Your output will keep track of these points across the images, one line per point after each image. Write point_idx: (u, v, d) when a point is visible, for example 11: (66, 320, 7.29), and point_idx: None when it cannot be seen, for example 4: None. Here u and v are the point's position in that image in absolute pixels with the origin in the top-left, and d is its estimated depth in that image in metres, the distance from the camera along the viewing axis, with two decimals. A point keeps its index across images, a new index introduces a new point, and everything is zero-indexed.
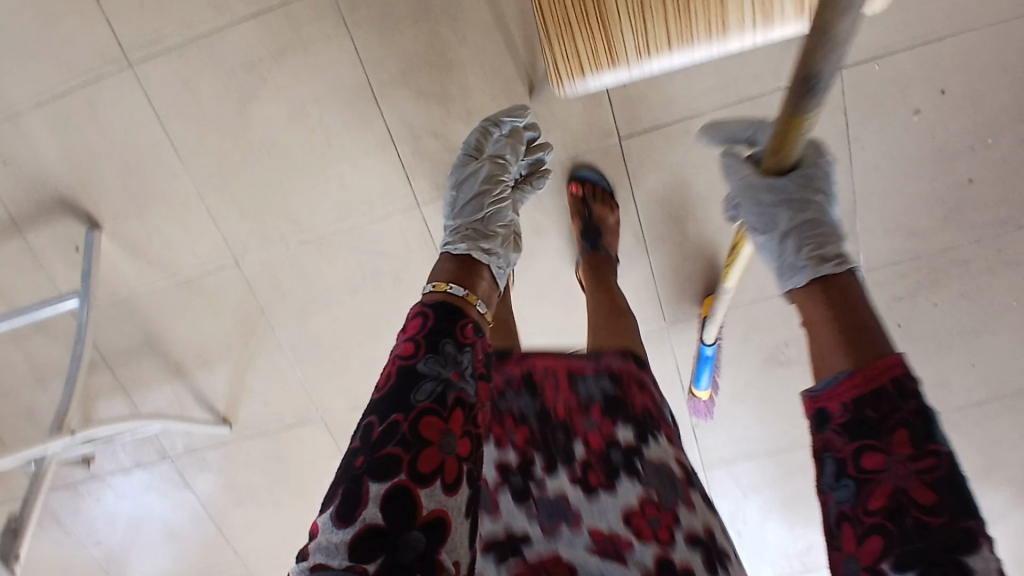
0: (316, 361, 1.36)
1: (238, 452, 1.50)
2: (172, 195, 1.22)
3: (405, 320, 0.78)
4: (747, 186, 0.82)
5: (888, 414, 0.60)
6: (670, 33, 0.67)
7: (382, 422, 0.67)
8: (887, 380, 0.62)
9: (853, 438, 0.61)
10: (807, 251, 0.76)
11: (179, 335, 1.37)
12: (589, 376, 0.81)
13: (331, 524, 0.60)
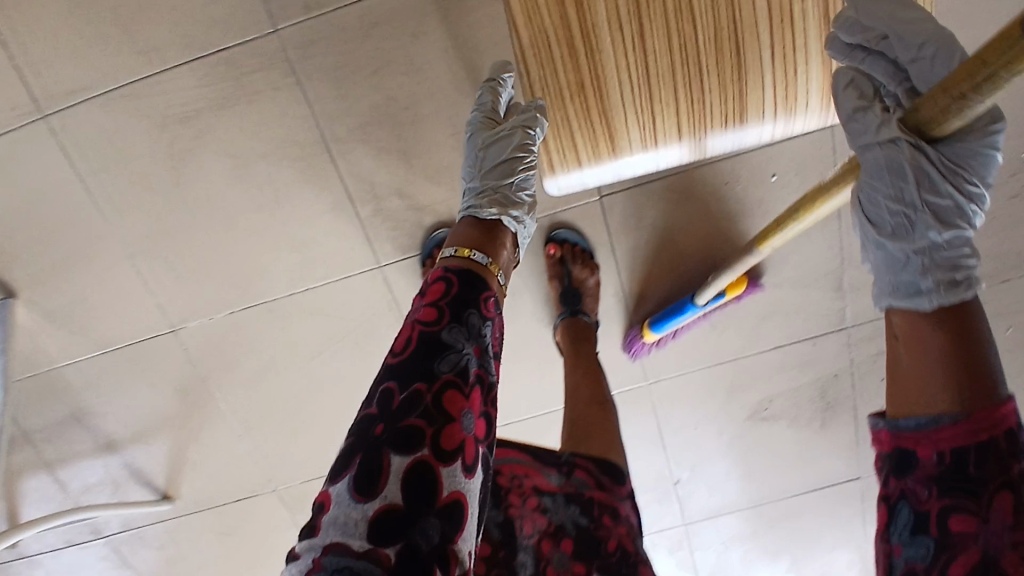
0: (268, 434, 1.22)
1: (182, 528, 1.29)
2: (99, 259, 1.08)
3: (425, 282, 0.71)
4: (886, 163, 0.60)
5: (992, 474, 0.49)
6: (674, 129, 0.73)
7: (403, 390, 0.61)
8: (997, 433, 0.49)
9: (941, 493, 0.50)
10: (936, 275, 0.57)
11: (104, 412, 1.19)
12: (559, 499, 0.74)
13: (347, 499, 0.55)
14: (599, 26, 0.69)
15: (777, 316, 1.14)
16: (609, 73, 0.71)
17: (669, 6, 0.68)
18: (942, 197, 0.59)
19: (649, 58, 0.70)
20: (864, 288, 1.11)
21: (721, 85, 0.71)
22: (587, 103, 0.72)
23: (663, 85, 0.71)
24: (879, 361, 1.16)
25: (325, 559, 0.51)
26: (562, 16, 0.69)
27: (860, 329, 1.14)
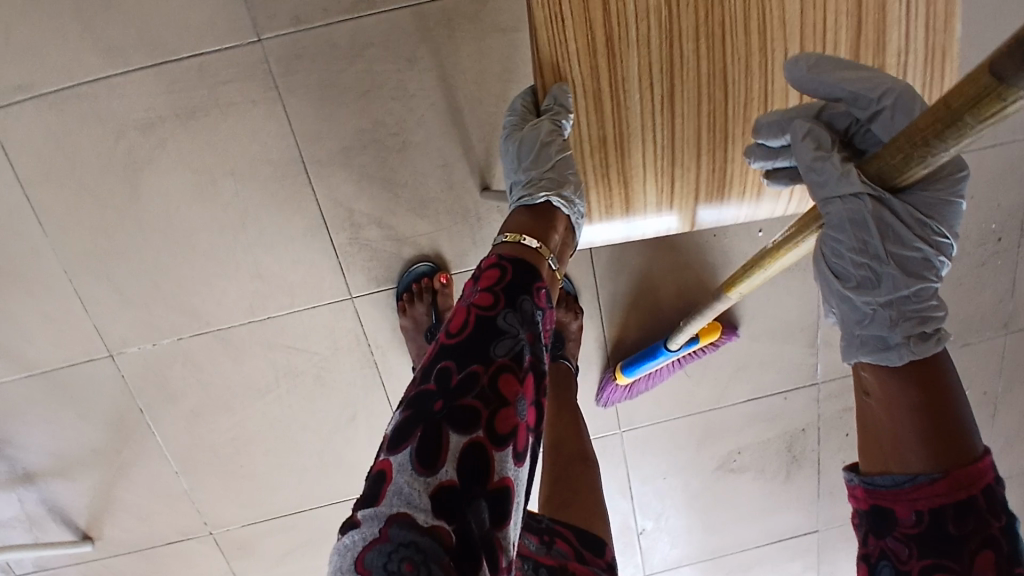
0: (208, 473, 1.11)
1: (104, 572, 1.16)
2: (30, 273, 0.96)
3: (478, 268, 0.67)
4: (848, 217, 0.57)
5: (973, 535, 0.49)
6: (691, 193, 0.76)
7: (461, 369, 0.58)
8: (978, 491, 0.49)
9: (924, 554, 0.51)
10: (902, 328, 0.57)
11: (24, 441, 1.06)
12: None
13: (409, 468, 0.51)
14: (630, 82, 0.70)
15: (751, 369, 1.14)
16: (634, 130, 0.72)
17: (703, 72, 0.70)
18: (910, 249, 0.58)
19: (676, 121, 0.72)
20: (837, 344, 1.13)
21: (744, 157, 0.74)
22: (608, 158, 0.74)
23: (686, 149, 0.73)
24: (844, 418, 1.17)
25: (391, 529, 0.47)
26: (592, 68, 0.69)
27: (829, 384, 1.15)
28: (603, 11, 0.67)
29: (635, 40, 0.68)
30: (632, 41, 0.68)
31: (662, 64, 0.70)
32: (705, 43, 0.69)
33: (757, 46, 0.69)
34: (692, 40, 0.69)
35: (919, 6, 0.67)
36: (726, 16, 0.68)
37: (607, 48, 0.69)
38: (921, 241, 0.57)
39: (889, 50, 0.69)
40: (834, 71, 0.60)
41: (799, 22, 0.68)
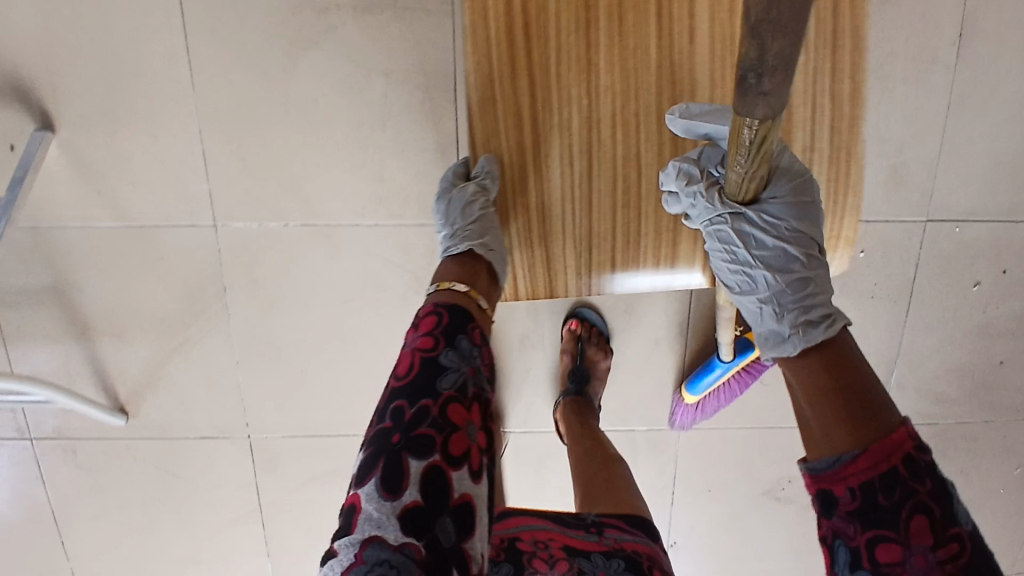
0: (264, 369, 1.07)
1: (126, 452, 1.11)
2: (164, 122, 0.96)
3: (416, 316, 0.72)
4: (718, 235, 0.69)
5: (903, 501, 0.52)
6: (606, 264, 0.80)
7: (411, 404, 0.63)
8: (899, 458, 0.52)
9: (866, 529, 0.53)
10: (789, 318, 0.64)
11: (93, 294, 1.02)
12: (596, 555, 0.72)
13: (375, 496, 0.57)
14: (551, 160, 0.77)
15: None
16: (553, 203, 0.78)
17: (619, 153, 0.77)
18: (776, 249, 0.67)
19: (594, 194, 0.78)
20: (907, 390, 1.11)
21: (656, 233, 0.79)
22: (530, 225, 0.79)
23: (602, 225, 0.79)
24: None
25: (366, 552, 0.54)
26: (518, 145, 0.77)
27: None
28: (529, 96, 0.75)
29: (558, 123, 0.76)
30: (555, 123, 0.76)
31: (582, 143, 0.76)
32: (621, 128, 0.76)
33: (668, 136, 0.76)
34: (609, 126, 0.76)
35: (821, 111, 0.73)
36: (638, 111, 0.75)
37: (533, 125, 0.76)
38: (782, 243, 0.66)
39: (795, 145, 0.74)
40: (706, 113, 0.69)
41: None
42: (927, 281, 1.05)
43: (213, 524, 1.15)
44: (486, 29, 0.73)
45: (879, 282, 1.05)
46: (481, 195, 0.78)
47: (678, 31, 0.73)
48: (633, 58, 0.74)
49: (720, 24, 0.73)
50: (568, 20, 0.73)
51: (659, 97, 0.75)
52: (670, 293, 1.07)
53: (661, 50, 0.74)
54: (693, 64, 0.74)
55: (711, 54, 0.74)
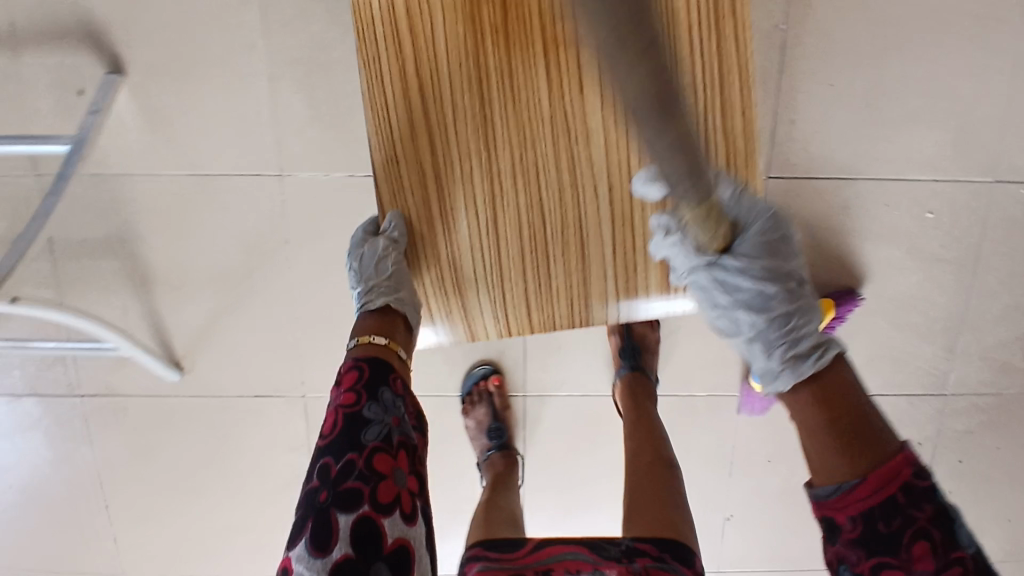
0: (319, 327, 1.05)
1: (177, 411, 1.09)
2: (232, 68, 0.94)
3: (338, 373, 0.73)
4: (697, 285, 0.65)
5: (904, 529, 0.55)
6: (522, 309, 0.74)
7: (337, 461, 0.66)
8: (898, 486, 0.56)
9: (872, 556, 0.56)
10: (779, 352, 0.63)
11: (153, 245, 1.01)
12: None
13: (306, 556, 0.62)
14: (456, 213, 0.71)
15: (882, 363, 1.09)
16: (463, 256, 0.73)
17: (524, 204, 0.70)
18: (755, 290, 0.64)
19: (501, 245, 0.72)
20: (973, 359, 1.09)
21: (568, 278, 0.73)
22: (440, 276, 0.74)
23: (513, 272, 0.73)
24: (960, 441, 1.13)
25: None
26: (423, 202, 0.71)
27: (955, 401, 1.11)
28: (430, 154, 0.69)
29: (459, 175, 0.69)
30: (456, 176, 0.70)
31: (485, 197, 0.70)
32: (522, 179, 0.69)
33: (571, 182, 0.70)
34: (509, 176, 0.69)
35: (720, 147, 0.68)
36: (537, 160, 0.69)
37: (433, 178, 0.70)
38: (759, 283, 0.63)
39: None
40: None
41: (608, 166, 0.69)
42: (996, 243, 1.02)
43: (262, 488, 1.13)
44: (378, 84, 0.68)
45: (950, 244, 1.02)
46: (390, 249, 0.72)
47: (569, 74, 0.67)
48: (527, 112, 0.68)
49: None
50: (455, 66, 0.67)
51: (556, 146, 0.68)
52: None
53: (556, 96, 0.67)
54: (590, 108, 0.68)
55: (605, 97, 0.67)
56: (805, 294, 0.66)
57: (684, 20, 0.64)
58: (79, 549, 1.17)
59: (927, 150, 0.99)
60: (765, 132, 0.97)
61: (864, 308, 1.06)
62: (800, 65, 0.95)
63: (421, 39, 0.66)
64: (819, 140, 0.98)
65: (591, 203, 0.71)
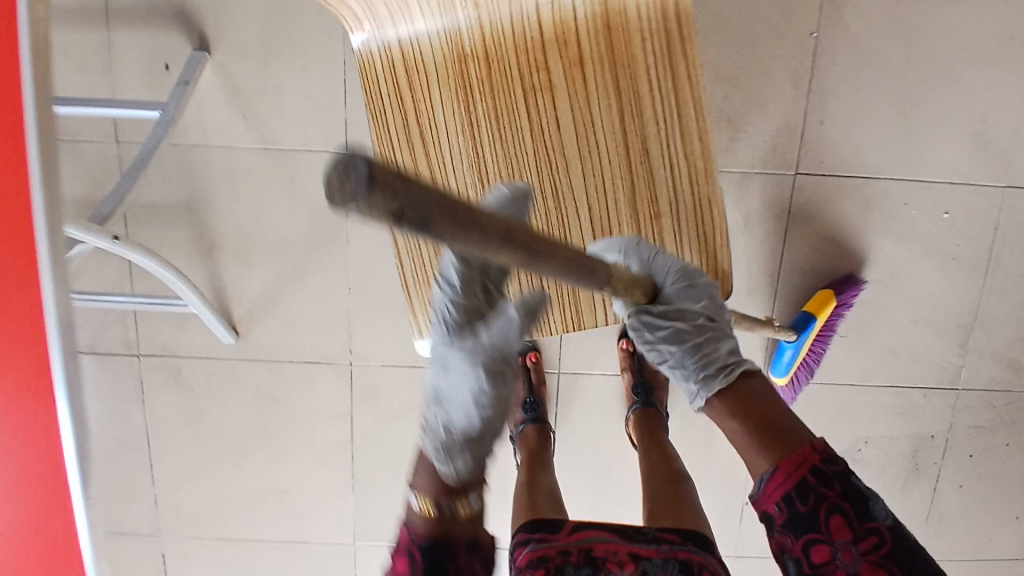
0: (371, 298, 1.11)
1: (229, 375, 1.14)
2: (312, 53, 1.02)
3: (398, 535, 0.66)
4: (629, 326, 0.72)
5: (819, 507, 0.65)
6: None
7: None
8: (807, 470, 0.66)
9: (799, 535, 0.66)
10: (694, 368, 0.73)
11: (222, 213, 1.08)
12: (656, 563, 0.63)
13: None
14: None
15: (901, 357, 1.15)
16: None
17: None
18: (673, 323, 0.72)
19: None
20: (984, 356, 1.15)
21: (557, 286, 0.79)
22: None
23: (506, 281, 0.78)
24: (973, 437, 1.19)
25: None
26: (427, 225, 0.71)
27: (968, 396, 1.17)
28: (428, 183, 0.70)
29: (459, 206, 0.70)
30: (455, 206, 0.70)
31: None
32: None
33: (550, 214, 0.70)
34: None
35: (679, 167, 0.67)
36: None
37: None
38: (675, 321, 0.72)
39: (661, 203, 0.69)
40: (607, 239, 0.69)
41: (587, 194, 0.69)
42: (1006, 246, 1.10)
43: (304, 454, 1.18)
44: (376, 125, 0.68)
45: (965, 244, 1.10)
46: (496, 391, 0.56)
47: (546, 119, 0.67)
48: (513, 144, 0.68)
49: (581, 112, 0.67)
50: (447, 118, 0.68)
51: (540, 180, 0.68)
52: (765, 248, 1.10)
53: (536, 134, 0.68)
54: (564, 142, 0.68)
55: (577, 135, 0.68)
56: (721, 329, 0.74)
57: (641, 58, 0.65)
58: (123, 508, 1.21)
59: (946, 156, 1.07)
60: (798, 132, 1.05)
61: (886, 301, 1.12)
62: (833, 72, 1.03)
63: (416, 83, 0.67)
64: (847, 141, 1.06)
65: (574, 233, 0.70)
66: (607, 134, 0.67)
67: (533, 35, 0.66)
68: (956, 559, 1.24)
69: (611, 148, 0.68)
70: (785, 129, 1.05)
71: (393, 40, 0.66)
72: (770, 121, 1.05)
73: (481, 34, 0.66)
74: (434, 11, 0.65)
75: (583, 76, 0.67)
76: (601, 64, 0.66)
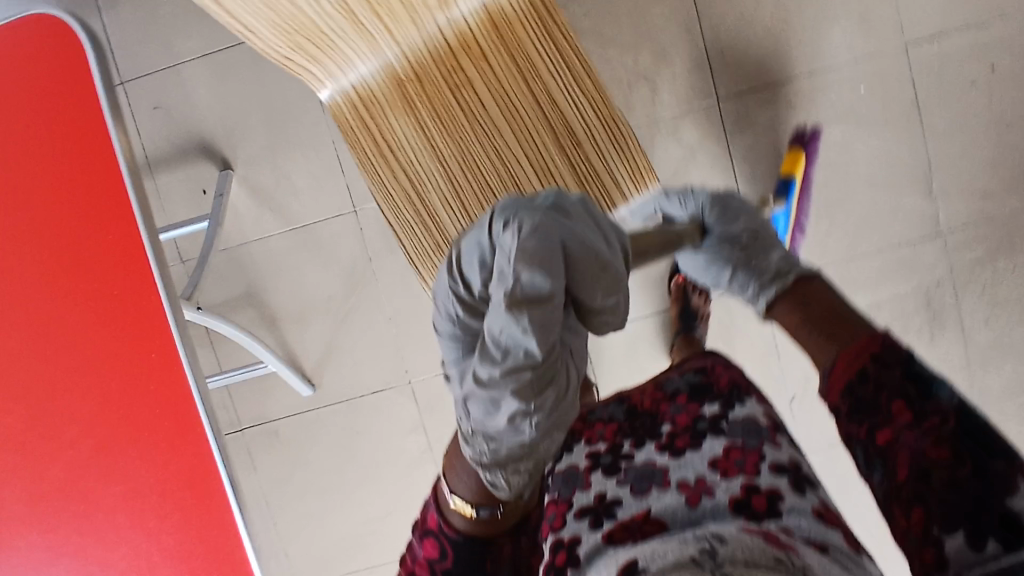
0: (411, 319, 1.31)
1: (316, 422, 1.34)
2: (308, 143, 1.28)
3: (433, 522, 0.79)
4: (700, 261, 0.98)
5: (881, 391, 0.67)
6: None
7: None
8: (865, 358, 0.70)
9: (862, 419, 0.68)
10: (757, 274, 0.91)
11: (275, 288, 1.32)
12: (675, 381, 0.99)
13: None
14: (437, 212, 0.89)
15: (875, 221, 1.27)
16: (453, 234, 0.90)
17: (477, 189, 0.89)
18: (726, 246, 0.95)
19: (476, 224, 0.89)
20: (953, 195, 1.25)
21: None
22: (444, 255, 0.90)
23: None
24: (978, 272, 1.27)
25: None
26: (415, 210, 0.89)
27: (956, 235, 1.26)
28: (404, 178, 0.89)
29: (431, 186, 0.89)
30: (428, 187, 0.89)
31: (451, 194, 0.89)
32: (470, 173, 0.89)
33: (502, 168, 0.89)
34: (463, 177, 0.89)
35: (582, 102, 0.87)
36: (478, 165, 0.89)
37: (416, 204, 0.89)
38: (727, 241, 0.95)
39: (577, 131, 0.87)
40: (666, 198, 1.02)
41: (522, 144, 0.88)
42: (929, 95, 1.23)
43: (395, 472, 1.35)
44: (356, 149, 0.90)
45: (890, 107, 1.24)
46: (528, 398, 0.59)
47: (473, 104, 0.88)
48: (456, 129, 0.88)
49: (497, 88, 0.88)
50: (403, 127, 0.89)
51: (483, 147, 0.88)
52: (718, 170, 1.26)
53: (470, 116, 0.88)
54: (493, 115, 0.88)
55: (500, 106, 0.88)
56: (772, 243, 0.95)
57: (523, 36, 0.86)
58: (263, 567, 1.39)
59: (842, 40, 1.22)
60: (705, 67, 1.24)
61: (841, 177, 1.26)
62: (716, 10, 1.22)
63: (373, 111, 0.89)
64: (752, 59, 1.23)
65: (524, 177, 0.89)
66: (520, 97, 0.87)
67: (443, 49, 0.87)
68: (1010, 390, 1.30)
69: (528, 106, 0.88)
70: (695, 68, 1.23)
71: (348, 88, 0.88)
72: (679, 69, 1.25)
73: (407, 61, 0.87)
74: (371, 58, 0.86)
75: (489, 64, 0.87)
76: (497, 50, 0.87)
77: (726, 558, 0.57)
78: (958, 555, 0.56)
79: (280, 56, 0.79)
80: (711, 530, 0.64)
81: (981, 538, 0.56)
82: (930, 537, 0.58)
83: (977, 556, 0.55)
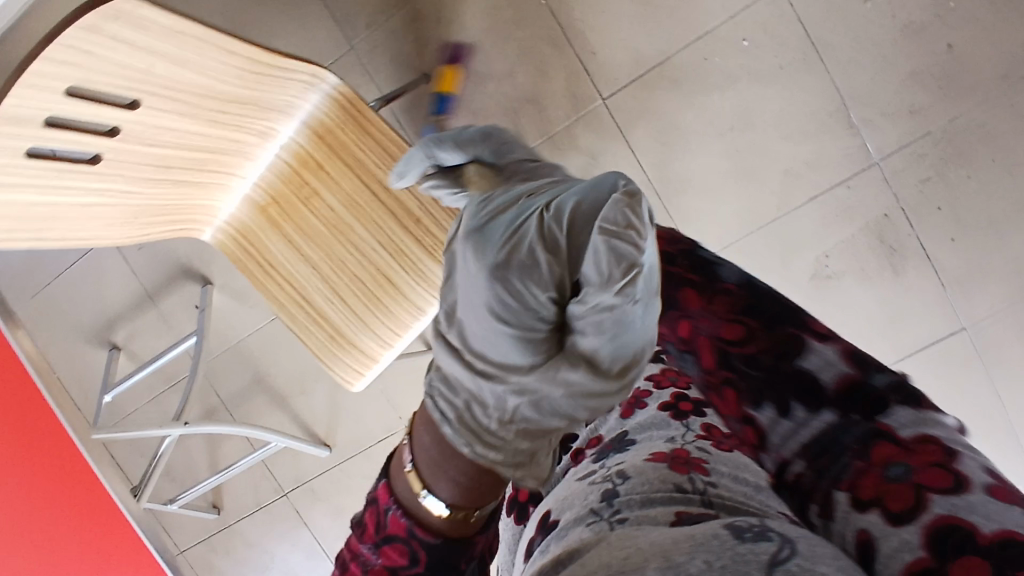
0: (395, 368, 1.44)
1: (341, 476, 1.51)
2: None
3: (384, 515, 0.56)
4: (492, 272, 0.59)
5: (683, 293, 0.69)
6: (395, 333, 1.00)
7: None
8: (667, 271, 0.72)
9: (674, 322, 0.69)
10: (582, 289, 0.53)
11: (278, 370, 1.50)
12: None
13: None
14: (319, 308, 1.01)
15: (800, 170, 1.22)
16: (339, 323, 1.01)
17: (345, 278, 0.99)
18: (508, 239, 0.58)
19: (354, 309, 1.00)
20: (878, 121, 1.17)
21: (399, 299, 0.99)
22: (337, 342, 1.02)
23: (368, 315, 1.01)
24: (929, 192, 1.18)
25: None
26: (304, 311, 1.02)
27: (892, 161, 1.18)
28: (287, 286, 1.01)
29: (309, 287, 1.01)
30: (307, 289, 1.01)
31: (327, 289, 1.00)
32: (337, 267, 0.99)
33: (361, 256, 0.98)
34: (332, 272, 1.00)
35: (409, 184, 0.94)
36: (344, 261, 0.99)
37: (305, 307, 1.01)
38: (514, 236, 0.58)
39: (412, 208, 0.96)
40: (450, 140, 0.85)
41: (372, 232, 0.97)
42: (821, 27, 1.15)
43: None
44: (246, 271, 1.03)
45: (782, 51, 1.17)
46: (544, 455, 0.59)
47: (322, 208, 0.98)
48: (315, 234, 0.99)
49: (337, 189, 0.97)
50: (276, 245, 1.01)
51: (341, 243, 0.99)
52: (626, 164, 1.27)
53: (322, 218, 0.99)
54: (341, 213, 0.98)
55: (344, 204, 0.97)
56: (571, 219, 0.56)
57: (344, 139, 0.94)
58: None
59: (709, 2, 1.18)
60: (580, 73, 1.25)
61: (751, 138, 1.21)
62: (576, 13, 1.22)
63: (247, 237, 1.02)
64: (624, 51, 1.22)
65: (382, 261, 0.98)
66: (358, 191, 0.96)
67: (283, 171, 0.98)
68: (1006, 303, 1.20)
69: (365, 197, 0.97)
70: (574, 76, 1.24)
71: (225, 225, 1.03)
72: (554, 80, 1.26)
73: (260, 190, 1.00)
74: (230, 197, 1.00)
75: (326, 172, 0.96)
76: (326, 156, 0.96)
77: (622, 501, 0.48)
78: (774, 429, 0.56)
79: (142, 236, 0.92)
80: (621, 464, 0.55)
81: (786, 407, 0.56)
82: (746, 417, 0.58)
83: (790, 426, 0.55)
